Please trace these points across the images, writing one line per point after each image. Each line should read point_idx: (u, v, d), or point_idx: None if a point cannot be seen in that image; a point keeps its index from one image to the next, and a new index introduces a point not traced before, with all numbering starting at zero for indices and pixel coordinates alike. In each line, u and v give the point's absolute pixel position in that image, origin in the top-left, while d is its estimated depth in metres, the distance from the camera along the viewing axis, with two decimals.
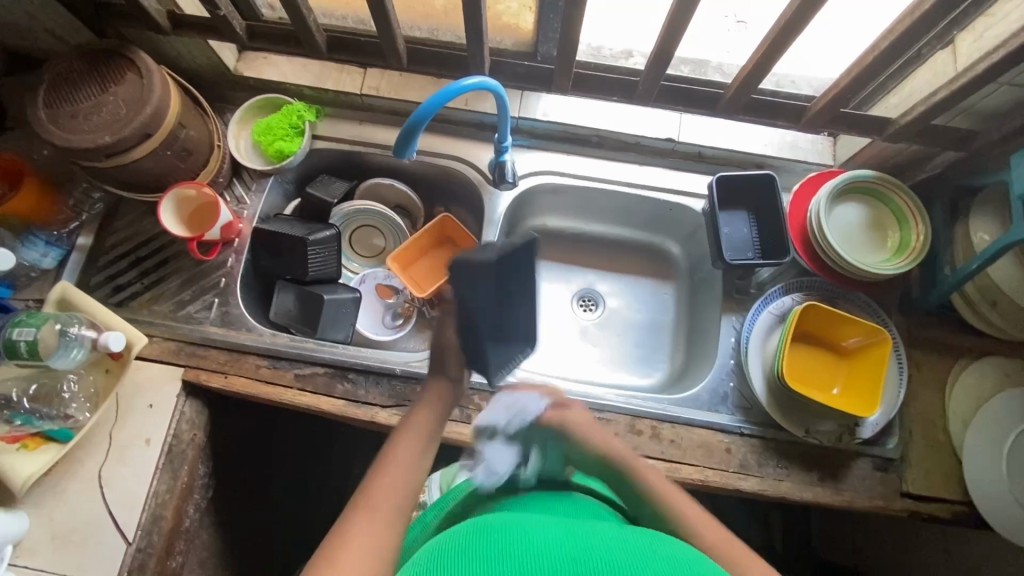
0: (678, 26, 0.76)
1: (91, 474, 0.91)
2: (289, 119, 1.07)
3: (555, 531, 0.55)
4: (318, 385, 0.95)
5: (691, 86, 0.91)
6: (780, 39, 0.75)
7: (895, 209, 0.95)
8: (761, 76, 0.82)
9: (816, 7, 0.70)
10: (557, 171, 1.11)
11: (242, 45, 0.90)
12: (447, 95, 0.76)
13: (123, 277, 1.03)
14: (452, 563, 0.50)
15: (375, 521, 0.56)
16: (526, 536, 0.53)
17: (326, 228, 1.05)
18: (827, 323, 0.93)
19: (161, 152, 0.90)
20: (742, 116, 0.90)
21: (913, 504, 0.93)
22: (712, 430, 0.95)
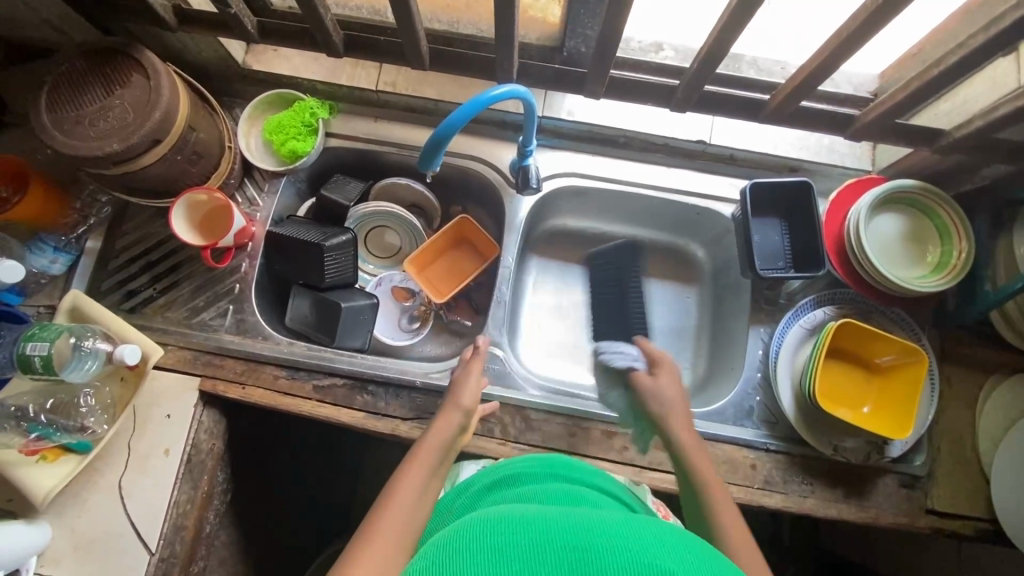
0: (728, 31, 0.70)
1: (112, 484, 0.91)
2: (301, 116, 1.02)
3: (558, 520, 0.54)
4: (337, 396, 0.94)
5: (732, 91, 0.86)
6: (837, 50, 0.70)
7: (939, 224, 0.91)
8: (810, 85, 0.76)
9: (882, 18, 0.64)
10: (581, 173, 1.06)
11: (253, 42, 0.85)
12: (476, 107, 0.72)
13: (135, 282, 1.00)
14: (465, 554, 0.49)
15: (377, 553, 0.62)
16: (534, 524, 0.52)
17: (342, 233, 1.02)
18: (861, 339, 0.90)
19: (172, 157, 0.86)
20: (784, 124, 0.85)
21: (937, 521, 0.92)
22: (737, 446, 0.94)
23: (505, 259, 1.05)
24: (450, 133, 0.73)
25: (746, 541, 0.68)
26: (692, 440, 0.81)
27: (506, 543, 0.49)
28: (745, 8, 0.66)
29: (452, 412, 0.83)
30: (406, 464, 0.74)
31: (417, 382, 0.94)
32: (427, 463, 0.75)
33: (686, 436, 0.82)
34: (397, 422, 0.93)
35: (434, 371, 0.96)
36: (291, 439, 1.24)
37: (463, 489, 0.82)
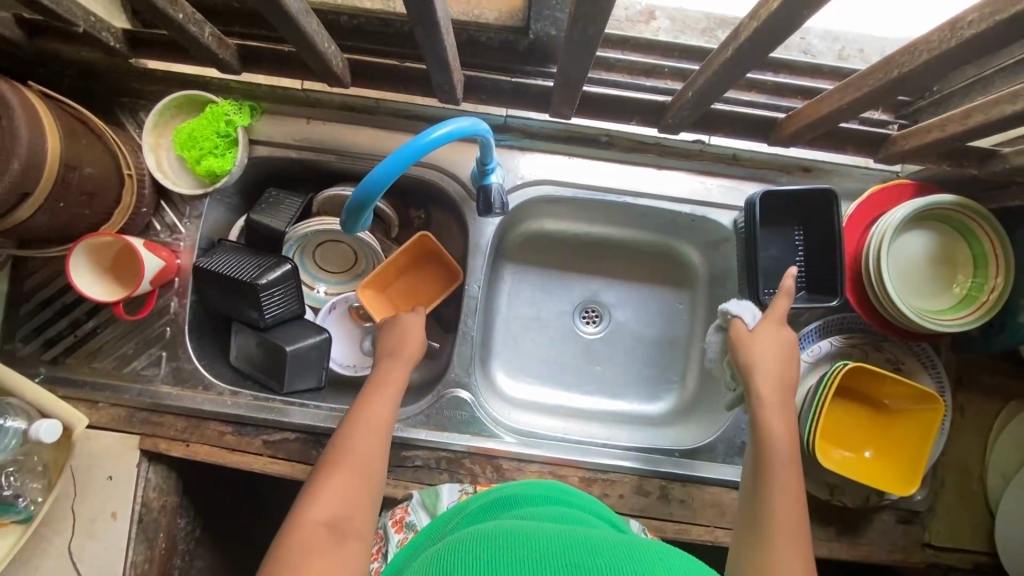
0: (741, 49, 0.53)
1: (62, 550, 0.85)
2: (216, 126, 0.84)
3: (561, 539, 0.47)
4: (291, 451, 0.86)
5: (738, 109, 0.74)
6: (882, 80, 0.54)
7: (977, 252, 0.76)
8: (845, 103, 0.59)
9: (954, 43, 0.46)
10: (557, 179, 0.89)
11: (124, 58, 0.76)
12: (414, 150, 0.57)
13: (52, 329, 0.89)
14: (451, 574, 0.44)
15: (342, 476, 0.66)
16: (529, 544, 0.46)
17: (281, 264, 0.88)
18: (871, 381, 0.80)
19: (55, 205, 0.71)
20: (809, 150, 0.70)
21: (933, 555, 0.87)
22: (726, 488, 0.87)
23: (472, 286, 0.91)
24: (375, 194, 0.58)
25: (794, 522, 0.61)
26: (772, 394, 0.71)
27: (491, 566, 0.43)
28: (764, 25, 0.49)
29: (406, 350, 0.82)
30: (360, 405, 0.74)
31: None
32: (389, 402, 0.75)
33: (770, 395, 0.71)
34: None
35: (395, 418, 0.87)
36: None
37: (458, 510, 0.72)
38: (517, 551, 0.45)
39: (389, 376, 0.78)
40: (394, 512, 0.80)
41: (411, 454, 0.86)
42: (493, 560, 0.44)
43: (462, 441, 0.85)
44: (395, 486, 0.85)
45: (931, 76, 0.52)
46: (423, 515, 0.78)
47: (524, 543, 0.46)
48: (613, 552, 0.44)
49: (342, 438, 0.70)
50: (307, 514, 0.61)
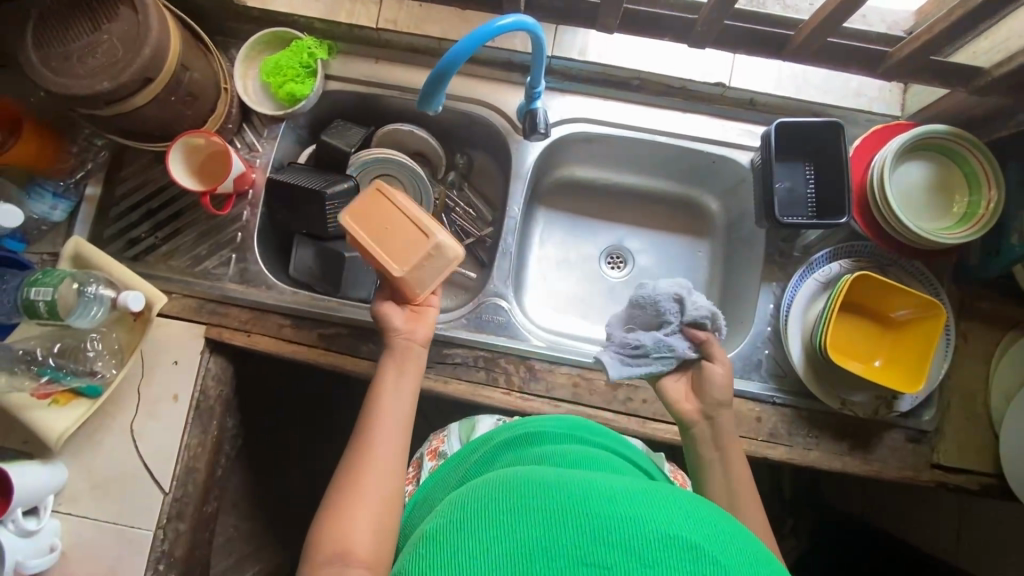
0: None
1: (124, 428, 0.92)
2: (299, 57, 0.97)
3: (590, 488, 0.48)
4: (343, 345, 0.94)
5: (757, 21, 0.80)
6: None
7: (970, 173, 0.86)
8: (848, 13, 0.70)
9: None
10: (592, 118, 1.01)
11: None
12: (481, 36, 0.68)
13: (137, 230, 0.99)
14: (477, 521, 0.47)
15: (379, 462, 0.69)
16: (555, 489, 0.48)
17: (344, 181, 0.99)
18: (877, 294, 0.86)
19: (165, 97, 0.83)
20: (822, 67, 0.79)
21: (941, 475, 0.92)
22: (744, 399, 0.93)
23: (511, 209, 1.01)
24: (456, 65, 0.69)
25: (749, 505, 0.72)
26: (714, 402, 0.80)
27: (517, 512, 0.46)
28: None
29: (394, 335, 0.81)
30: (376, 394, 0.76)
31: None
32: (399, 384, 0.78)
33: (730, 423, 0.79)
34: None
35: (439, 322, 0.96)
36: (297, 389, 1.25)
37: (483, 441, 0.75)
38: (539, 497, 0.47)
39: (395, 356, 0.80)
40: (431, 442, 0.91)
41: (451, 352, 0.93)
42: (520, 504, 0.47)
43: (500, 340, 0.94)
44: (435, 380, 0.92)
45: None
46: (454, 442, 0.88)
47: (549, 483, 0.49)
48: (636, 499, 0.47)
49: (361, 433, 0.72)
50: (351, 501, 0.65)
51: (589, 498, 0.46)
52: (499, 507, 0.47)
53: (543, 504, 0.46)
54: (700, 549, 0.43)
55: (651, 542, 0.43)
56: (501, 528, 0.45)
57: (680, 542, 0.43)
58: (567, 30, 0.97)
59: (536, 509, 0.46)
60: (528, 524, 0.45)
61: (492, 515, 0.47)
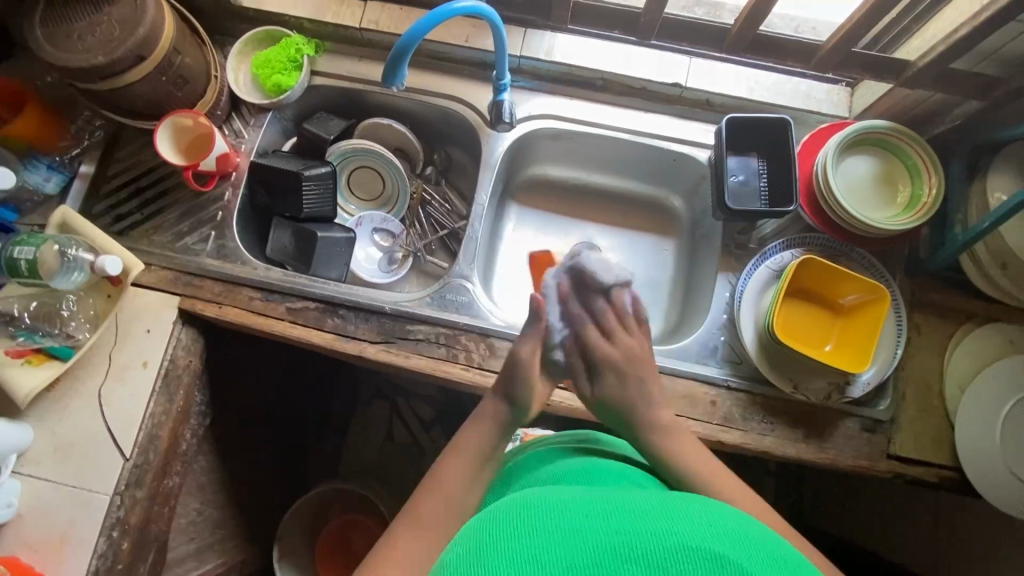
0: None
1: (92, 392, 0.95)
2: (287, 52, 1.05)
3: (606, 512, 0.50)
4: (309, 318, 0.97)
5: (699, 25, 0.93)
6: None
7: (909, 163, 0.90)
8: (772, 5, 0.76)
9: None
10: (559, 115, 1.07)
11: None
12: (437, 17, 0.74)
13: (124, 207, 1.04)
14: (505, 541, 0.48)
15: (421, 535, 0.65)
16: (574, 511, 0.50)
17: (322, 165, 1.04)
18: (826, 279, 0.89)
19: (157, 77, 0.90)
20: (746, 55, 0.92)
21: (898, 465, 0.91)
22: (698, 382, 0.94)
23: (481, 197, 1.06)
24: (413, 43, 0.74)
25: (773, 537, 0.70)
26: (635, 390, 0.81)
27: (540, 536, 0.48)
28: None
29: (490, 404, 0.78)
30: (436, 471, 0.72)
31: (385, 308, 0.97)
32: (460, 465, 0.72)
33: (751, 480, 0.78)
34: (366, 344, 0.96)
35: (404, 300, 0.99)
36: (271, 378, 1.28)
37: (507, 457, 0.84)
38: (560, 520, 0.50)
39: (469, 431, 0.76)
40: None
41: (414, 328, 0.96)
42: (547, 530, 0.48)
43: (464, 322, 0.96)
44: (397, 354, 0.95)
45: None
46: None
47: (568, 509, 0.52)
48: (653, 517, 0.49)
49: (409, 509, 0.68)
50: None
51: (612, 519, 0.49)
52: (523, 530, 0.50)
53: (567, 527, 0.49)
54: (723, 556, 0.44)
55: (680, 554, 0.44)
56: (527, 549, 0.47)
57: (700, 550, 0.45)
58: (535, 33, 1.04)
59: (558, 531, 0.48)
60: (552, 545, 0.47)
61: (518, 535, 0.49)
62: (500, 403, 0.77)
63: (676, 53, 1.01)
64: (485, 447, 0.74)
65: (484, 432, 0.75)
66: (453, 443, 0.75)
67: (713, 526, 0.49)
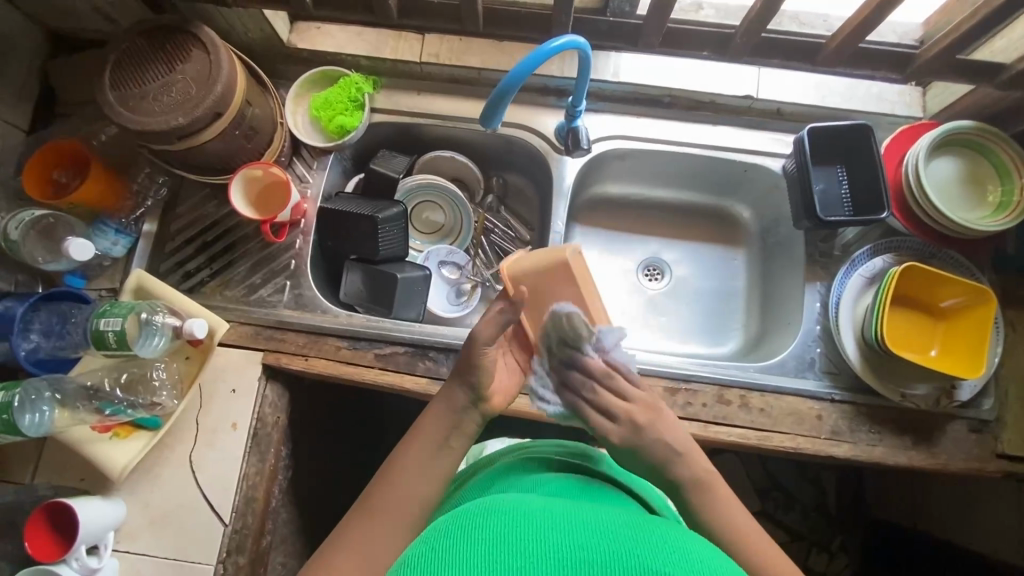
0: None
1: (183, 458, 0.92)
2: (348, 92, 1.02)
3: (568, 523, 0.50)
4: (399, 364, 0.95)
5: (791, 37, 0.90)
6: None
7: (997, 162, 0.90)
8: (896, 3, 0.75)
9: None
10: (628, 135, 1.05)
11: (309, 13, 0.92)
12: (538, 57, 0.73)
13: (191, 263, 1.01)
14: (461, 542, 0.48)
15: (375, 529, 0.63)
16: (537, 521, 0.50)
17: (393, 205, 1.02)
18: (924, 284, 0.89)
19: (231, 132, 0.87)
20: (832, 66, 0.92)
21: (1009, 465, 0.91)
22: (801, 397, 0.93)
23: (555, 225, 1.04)
24: (516, 85, 0.74)
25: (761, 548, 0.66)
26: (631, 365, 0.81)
27: (499, 542, 0.47)
28: None
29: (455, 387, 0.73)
30: (392, 459, 0.69)
31: None
32: (418, 455, 0.69)
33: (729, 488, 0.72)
34: None
35: None
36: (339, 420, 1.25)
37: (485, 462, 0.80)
38: (524, 527, 0.49)
39: (426, 417, 0.72)
40: None
41: None
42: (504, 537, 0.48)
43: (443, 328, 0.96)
44: None
45: None
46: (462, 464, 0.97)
47: (533, 516, 0.51)
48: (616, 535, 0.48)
49: (362, 500, 0.66)
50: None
51: (576, 533, 0.48)
52: (482, 535, 0.48)
53: (533, 537, 0.47)
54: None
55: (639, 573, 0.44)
56: (484, 553, 0.46)
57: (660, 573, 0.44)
58: (600, 55, 1.02)
59: (523, 541, 0.47)
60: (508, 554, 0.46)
61: (483, 538, 0.48)
62: (459, 385, 0.73)
63: (746, 65, 1.00)
64: (443, 434, 0.71)
65: (442, 422, 0.71)
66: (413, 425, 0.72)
67: (678, 550, 0.47)
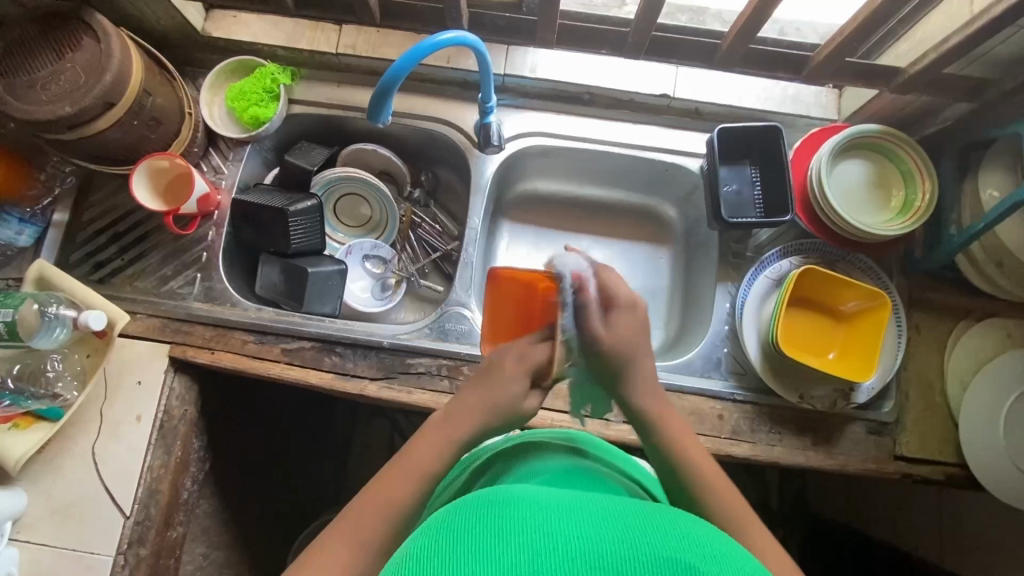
0: None
1: (86, 450, 0.92)
2: (263, 83, 1.01)
3: (577, 512, 0.48)
4: (306, 359, 0.95)
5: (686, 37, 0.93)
6: None
7: (903, 167, 0.90)
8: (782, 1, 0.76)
9: None
10: (546, 132, 1.05)
11: None
12: (422, 52, 0.73)
13: (103, 253, 1.00)
14: (464, 534, 0.46)
15: (355, 538, 0.60)
16: (539, 510, 0.48)
17: (307, 198, 1.01)
18: (825, 287, 0.89)
19: (128, 122, 0.86)
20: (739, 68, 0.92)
21: (906, 466, 0.92)
22: (705, 397, 0.94)
23: (472, 221, 1.04)
24: (399, 78, 0.73)
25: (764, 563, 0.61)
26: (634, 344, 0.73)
27: (505, 537, 0.45)
28: None
29: (470, 396, 0.70)
30: (391, 466, 0.66)
31: (384, 343, 0.95)
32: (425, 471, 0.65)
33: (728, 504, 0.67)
34: (367, 382, 0.94)
35: (402, 332, 0.97)
36: (266, 412, 1.24)
37: (484, 450, 0.78)
38: (527, 517, 0.47)
39: (432, 432, 0.69)
40: None
41: (414, 361, 0.95)
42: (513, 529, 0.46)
43: (443, 335, 0.97)
44: (399, 390, 0.93)
45: None
46: None
47: (540, 507, 0.49)
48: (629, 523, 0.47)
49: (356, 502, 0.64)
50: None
51: (589, 525, 0.46)
52: (485, 526, 0.46)
53: (534, 526, 0.46)
54: (692, 566, 0.43)
55: (652, 561, 0.43)
56: (491, 553, 0.43)
57: (670, 560, 0.43)
58: (517, 50, 1.02)
59: (526, 531, 0.45)
60: (522, 545, 0.44)
61: (488, 530, 0.46)
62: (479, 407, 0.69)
63: (662, 64, 0.99)
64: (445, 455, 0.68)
65: (449, 439, 0.68)
66: (416, 434, 0.69)
67: (689, 537, 0.47)
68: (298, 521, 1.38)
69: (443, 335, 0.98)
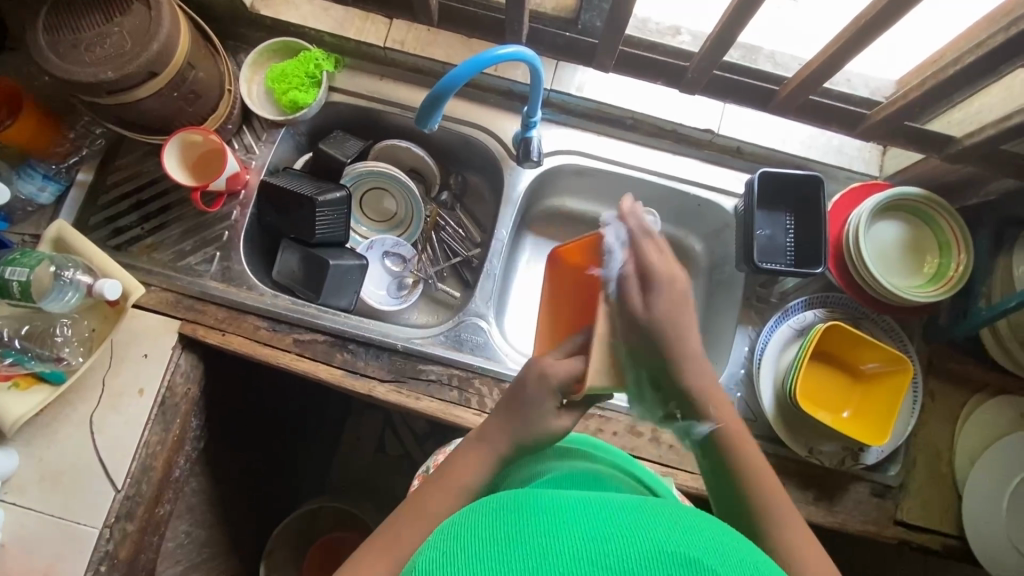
0: (736, 23, 0.76)
1: (83, 418, 0.90)
2: (306, 67, 0.99)
3: (582, 512, 0.46)
4: (317, 352, 0.94)
5: (742, 78, 0.93)
6: (864, 31, 0.71)
7: (940, 234, 0.90)
8: (850, 55, 0.76)
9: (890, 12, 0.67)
10: (584, 151, 1.04)
11: None
12: (480, 63, 0.72)
13: (124, 219, 0.98)
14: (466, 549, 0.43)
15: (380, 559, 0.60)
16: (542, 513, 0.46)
17: (336, 189, 1.00)
18: (848, 345, 0.89)
19: (168, 93, 0.85)
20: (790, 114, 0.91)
21: (904, 532, 0.91)
22: None
23: (499, 232, 1.03)
24: (453, 87, 0.72)
25: None
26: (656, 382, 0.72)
27: (509, 546, 0.42)
28: None
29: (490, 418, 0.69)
30: (419, 485, 0.66)
31: (398, 346, 0.94)
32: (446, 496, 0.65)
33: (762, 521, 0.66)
34: (375, 383, 0.92)
35: (416, 336, 0.96)
36: (263, 396, 1.22)
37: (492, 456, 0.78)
38: (528, 523, 0.45)
39: (451, 456, 0.68)
40: None
41: (426, 368, 0.93)
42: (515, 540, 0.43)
43: (458, 343, 0.96)
44: (408, 395, 0.92)
45: (893, 21, 0.69)
46: None
47: (544, 507, 0.46)
48: (633, 519, 0.45)
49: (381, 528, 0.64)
50: None
51: (593, 523, 0.44)
52: (487, 535, 0.44)
53: (539, 533, 0.44)
54: (696, 560, 0.41)
55: (659, 555, 0.41)
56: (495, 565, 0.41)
57: (675, 555, 0.41)
58: (567, 66, 1.02)
59: (531, 538, 0.43)
60: (525, 552, 0.42)
61: (490, 542, 0.43)
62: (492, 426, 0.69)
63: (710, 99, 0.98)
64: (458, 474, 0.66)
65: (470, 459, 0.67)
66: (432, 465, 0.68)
67: (692, 528, 0.45)
68: (280, 507, 1.36)
69: (458, 342, 0.97)
